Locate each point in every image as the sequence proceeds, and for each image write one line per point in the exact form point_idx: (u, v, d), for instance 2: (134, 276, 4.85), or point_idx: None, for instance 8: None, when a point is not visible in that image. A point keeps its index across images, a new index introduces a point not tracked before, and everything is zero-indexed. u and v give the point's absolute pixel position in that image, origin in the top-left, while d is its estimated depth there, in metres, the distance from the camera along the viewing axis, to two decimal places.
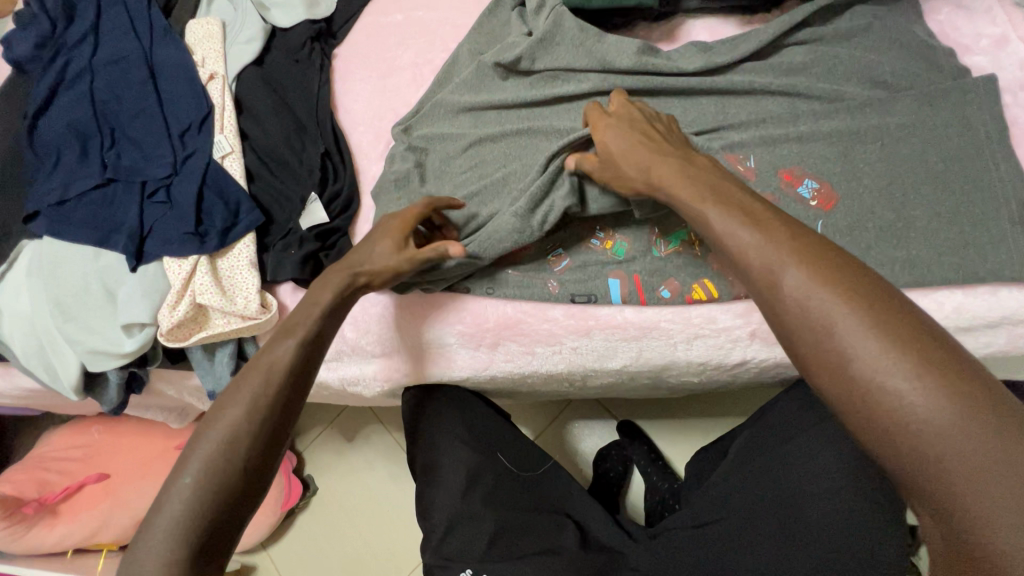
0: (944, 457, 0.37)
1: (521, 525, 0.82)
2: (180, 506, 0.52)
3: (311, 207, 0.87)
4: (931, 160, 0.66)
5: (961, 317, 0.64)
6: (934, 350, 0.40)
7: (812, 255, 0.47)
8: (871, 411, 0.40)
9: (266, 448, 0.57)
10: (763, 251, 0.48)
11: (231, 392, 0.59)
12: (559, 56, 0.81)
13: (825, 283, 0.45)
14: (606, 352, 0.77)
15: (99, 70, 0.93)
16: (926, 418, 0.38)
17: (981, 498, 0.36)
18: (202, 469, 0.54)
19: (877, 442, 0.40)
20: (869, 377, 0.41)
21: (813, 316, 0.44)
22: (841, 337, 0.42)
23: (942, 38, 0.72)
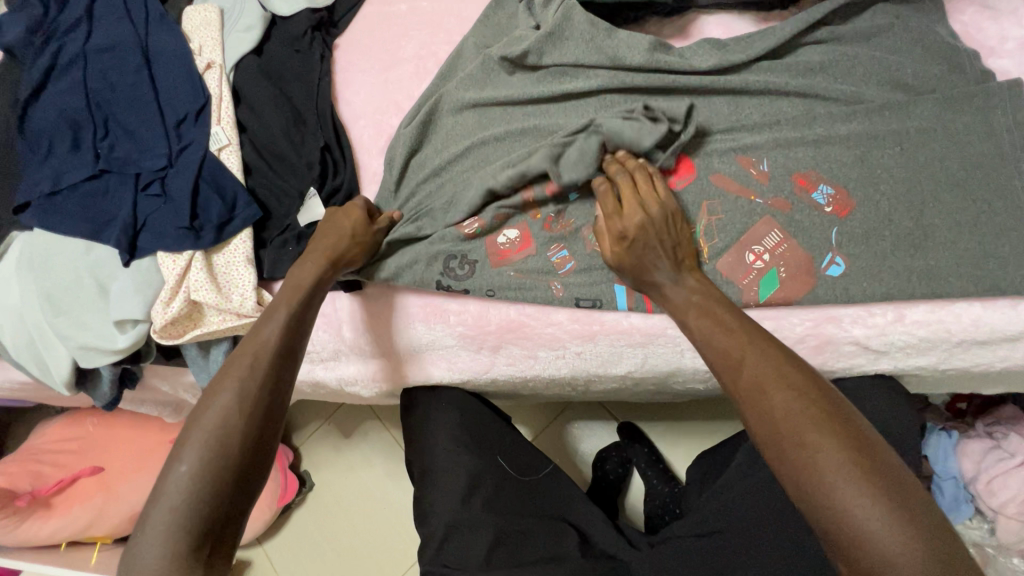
0: (842, 488, 0.43)
1: (522, 531, 0.80)
2: (178, 491, 0.51)
3: (309, 203, 0.85)
4: (952, 168, 0.64)
5: (978, 330, 0.62)
6: (858, 437, 0.46)
7: (765, 348, 0.54)
8: (802, 482, 0.45)
9: (261, 433, 0.57)
10: (728, 340, 0.55)
11: (219, 381, 0.59)
12: (567, 52, 0.78)
13: (773, 372, 0.51)
14: (611, 357, 0.75)
15: (93, 57, 0.90)
16: (830, 459, 0.45)
17: (868, 527, 0.42)
18: (199, 455, 0.53)
19: (807, 509, 0.45)
20: (784, 419, 0.48)
21: (760, 398, 0.50)
22: (781, 419, 0.48)
23: (965, 39, 0.70)
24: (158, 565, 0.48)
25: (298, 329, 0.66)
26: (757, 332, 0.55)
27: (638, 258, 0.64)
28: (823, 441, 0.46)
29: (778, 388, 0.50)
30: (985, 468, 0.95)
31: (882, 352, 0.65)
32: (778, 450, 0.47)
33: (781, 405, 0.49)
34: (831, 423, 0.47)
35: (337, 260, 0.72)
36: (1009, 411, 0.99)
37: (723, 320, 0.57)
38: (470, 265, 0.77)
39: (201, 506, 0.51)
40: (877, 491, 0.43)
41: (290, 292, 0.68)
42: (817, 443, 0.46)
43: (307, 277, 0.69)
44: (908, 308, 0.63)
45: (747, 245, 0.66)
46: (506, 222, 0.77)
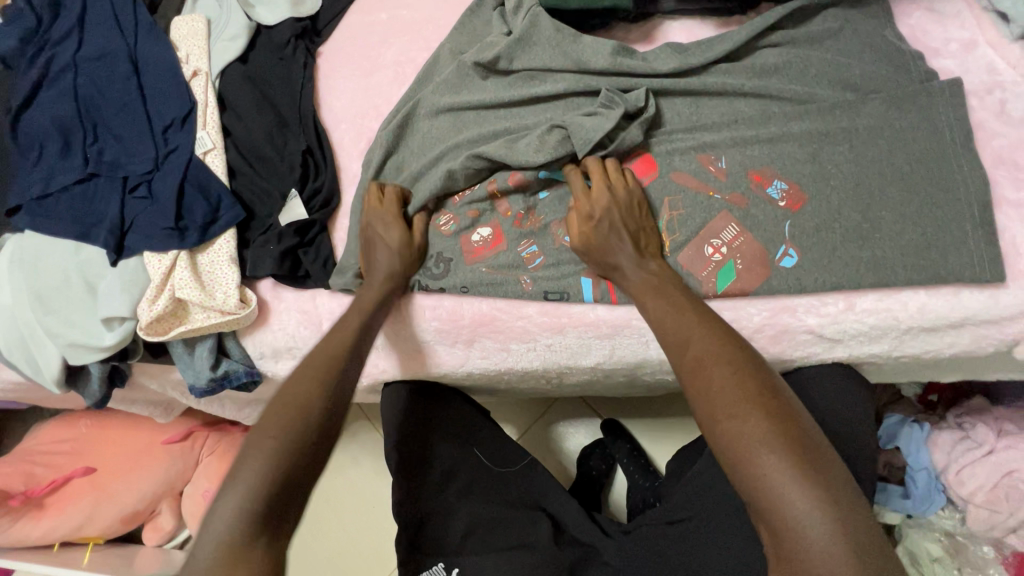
0: (763, 455, 0.48)
1: (496, 518, 0.83)
2: (260, 464, 0.59)
3: (291, 203, 0.88)
4: (897, 163, 0.67)
5: (924, 317, 0.64)
6: (783, 413, 0.51)
7: (710, 331, 0.58)
8: (728, 451, 0.50)
9: (333, 424, 0.65)
10: (678, 325, 0.60)
11: (302, 373, 0.68)
12: (534, 58, 0.81)
13: (715, 353, 0.56)
14: (580, 349, 0.78)
15: (83, 66, 0.93)
16: (752, 430, 0.50)
17: (781, 490, 0.46)
18: (277, 438, 0.61)
19: (732, 477, 0.50)
20: (718, 393, 0.53)
21: (699, 377, 0.55)
22: (716, 395, 0.53)
23: (912, 42, 0.73)
24: (232, 532, 0.56)
25: (366, 330, 0.73)
26: (703, 319, 0.60)
27: (601, 237, 0.68)
28: (750, 415, 0.51)
29: (714, 367, 0.55)
30: (956, 458, 0.96)
31: (836, 340, 0.68)
32: (711, 422, 0.52)
33: (718, 382, 0.53)
34: (758, 400, 0.52)
35: (394, 267, 0.77)
36: (978, 401, 1.01)
37: (679, 306, 0.61)
38: (446, 264, 0.80)
39: (278, 480, 0.59)
40: (794, 461, 0.48)
41: (357, 302, 0.75)
42: (743, 417, 0.51)
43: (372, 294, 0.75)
44: (857, 297, 0.66)
45: (706, 239, 0.69)
46: (479, 220, 0.80)
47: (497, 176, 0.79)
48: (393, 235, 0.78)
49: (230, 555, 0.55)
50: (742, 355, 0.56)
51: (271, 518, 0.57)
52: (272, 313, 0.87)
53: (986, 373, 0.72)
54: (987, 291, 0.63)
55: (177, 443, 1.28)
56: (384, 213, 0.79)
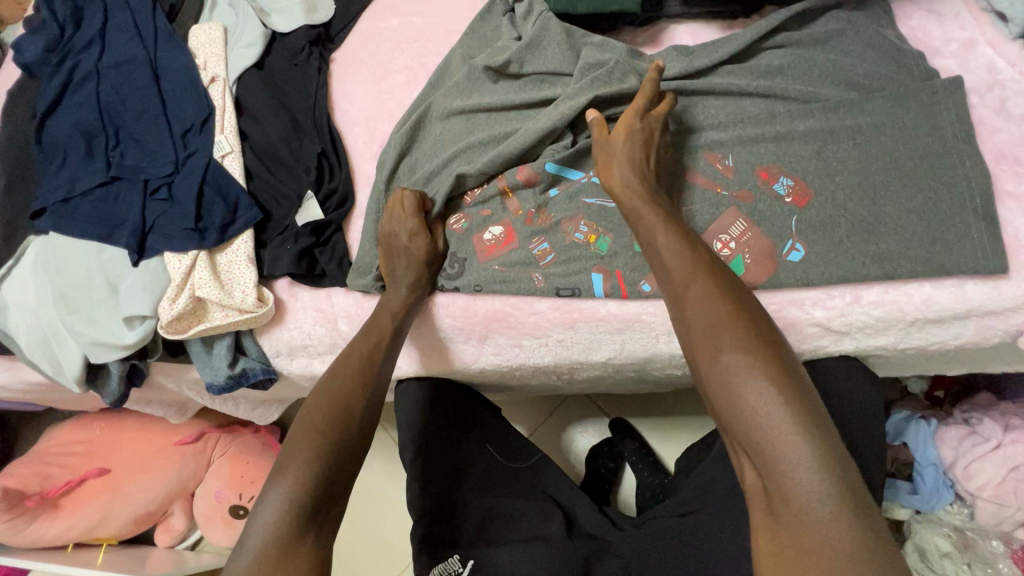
0: (746, 384, 0.51)
1: (509, 511, 0.85)
2: (308, 457, 0.63)
3: (307, 205, 0.91)
4: (900, 159, 0.68)
5: (929, 309, 0.66)
6: (776, 352, 0.53)
7: (709, 273, 0.59)
8: (721, 385, 0.53)
9: (371, 422, 0.71)
10: (677, 266, 0.61)
11: (338, 374, 0.73)
12: (544, 62, 0.84)
13: (714, 293, 0.58)
14: (591, 345, 0.79)
15: (105, 73, 0.96)
16: (737, 360, 0.52)
17: (761, 418, 0.49)
18: (321, 430, 0.66)
19: (722, 409, 0.53)
20: (706, 327, 0.56)
21: (696, 315, 0.57)
22: (713, 332, 0.55)
23: (913, 42, 0.75)
24: (280, 514, 0.59)
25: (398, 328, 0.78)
26: (704, 261, 0.61)
27: (625, 156, 0.69)
28: (735, 348, 0.53)
29: (711, 307, 0.57)
30: (962, 453, 0.96)
31: (843, 333, 0.69)
32: (698, 353, 0.56)
33: (705, 318, 0.56)
34: (754, 339, 0.54)
35: (421, 276, 0.79)
36: (984, 397, 1.02)
37: (679, 248, 0.62)
38: (460, 263, 0.82)
39: (323, 472, 0.63)
40: (785, 395, 0.50)
41: (385, 308, 0.78)
42: (737, 353, 0.53)
43: (399, 299, 0.78)
44: (862, 289, 0.67)
45: (714, 234, 0.71)
46: (491, 218, 0.83)
47: (504, 176, 0.82)
48: (418, 246, 0.80)
49: (280, 535, 0.58)
50: (740, 297, 0.58)
51: (318, 509, 0.61)
52: (288, 312, 0.89)
53: (990, 365, 0.74)
54: (992, 283, 0.64)
55: (190, 444, 1.29)
56: (406, 222, 0.80)
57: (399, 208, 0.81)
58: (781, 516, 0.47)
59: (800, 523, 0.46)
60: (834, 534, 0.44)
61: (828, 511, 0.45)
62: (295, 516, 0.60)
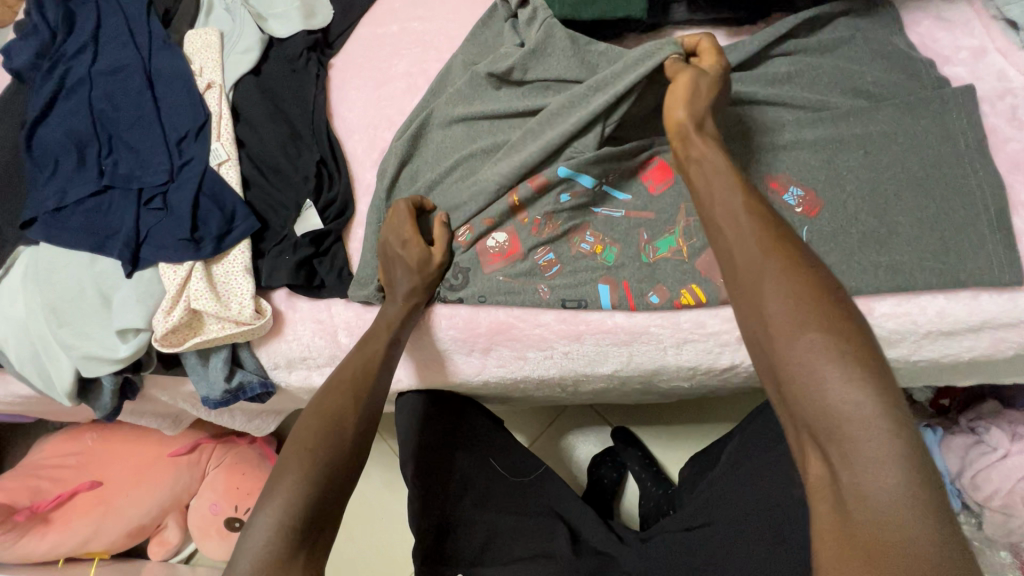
0: (827, 371, 0.45)
1: (514, 527, 0.83)
2: (299, 478, 0.61)
3: (306, 214, 0.89)
4: (912, 168, 0.67)
5: (943, 320, 0.65)
6: (857, 335, 0.47)
7: (780, 244, 0.52)
8: (797, 370, 0.46)
9: (365, 438, 0.69)
10: (741, 238, 0.54)
11: (334, 388, 0.71)
12: (548, 69, 0.83)
13: (788, 266, 0.51)
14: (597, 356, 0.78)
15: (98, 79, 0.94)
16: (818, 343, 0.46)
17: (842, 409, 0.44)
18: (315, 445, 0.64)
19: (795, 397, 0.46)
20: (779, 303, 0.49)
21: (769, 290, 0.50)
22: (788, 310, 0.48)
23: (922, 49, 0.75)
24: (270, 535, 0.58)
25: (397, 338, 0.75)
26: (770, 229, 0.53)
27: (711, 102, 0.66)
28: (813, 329, 0.47)
29: (784, 281, 0.50)
30: (970, 462, 0.96)
31: None
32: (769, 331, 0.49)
33: (778, 293, 0.49)
34: (836, 319, 0.47)
35: (420, 285, 0.77)
36: (991, 405, 1.00)
37: (743, 216, 0.55)
38: (463, 273, 0.80)
39: (315, 494, 0.61)
40: (872, 385, 0.44)
41: (382, 321, 0.76)
42: (817, 336, 0.47)
43: (396, 310, 0.76)
44: (875, 301, 0.66)
45: None
46: (495, 227, 0.80)
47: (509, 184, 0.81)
48: (415, 254, 0.77)
49: (269, 557, 0.57)
50: (817, 272, 0.51)
51: (310, 529, 0.60)
52: (287, 324, 0.87)
53: (1001, 376, 0.73)
54: (1006, 295, 0.63)
55: (184, 455, 1.27)
56: (401, 229, 0.78)
57: (395, 218, 0.80)
58: (856, 519, 0.42)
59: (879, 529, 0.41)
60: (919, 546, 0.40)
61: (911, 518, 0.40)
62: (285, 536, 0.58)
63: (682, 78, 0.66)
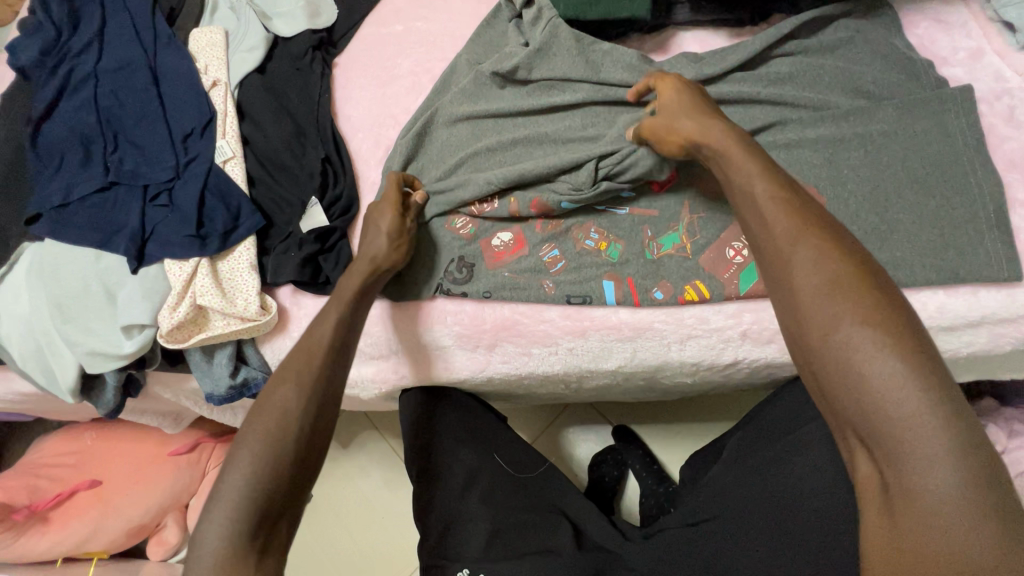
0: (869, 365, 0.45)
1: (519, 523, 0.83)
2: (243, 482, 0.58)
3: (311, 211, 0.90)
4: (912, 166, 0.69)
5: (943, 316, 0.66)
6: (902, 325, 0.46)
7: (816, 236, 0.52)
8: (839, 366, 0.47)
9: (314, 428, 0.64)
10: (775, 233, 0.53)
11: (278, 379, 0.65)
12: (552, 67, 0.84)
13: (826, 259, 0.50)
14: (601, 353, 0.78)
15: (103, 76, 0.94)
16: (858, 337, 0.46)
17: (888, 405, 0.44)
18: (259, 442, 0.60)
19: (839, 394, 0.47)
20: (816, 297, 0.49)
21: (806, 286, 0.50)
22: (827, 306, 0.48)
23: (921, 50, 0.76)
24: (219, 539, 0.56)
25: (351, 326, 0.71)
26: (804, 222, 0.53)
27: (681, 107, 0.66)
28: (854, 323, 0.47)
29: (819, 273, 0.50)
30: None
31: None
32: (808, 325, 0.49)
33: (816, 286, 0.49)
34: (880, 312, 0.47)
35: (379, 262, 0.75)
36: (988, 402, 1.00)
37: (770, 208, 0.54)
38: (467, 268, 0.81)
39: (263, 493, 0.58)
40: (917, 378, 0.44)
41: (333, 302, 0.72)
42: (858, 329, 0.47)
43: (351, 286, 0.73)
44: None
45: (727, 242, 0.74)
46: (499, 225, 0.82)
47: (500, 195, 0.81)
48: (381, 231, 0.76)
49: (220, 561, 0.55)
50: (858, 263, 0.50)
51: (262, 528, 0.58)
52: (292, 320, 0.88)
53: (999, 371, 0.74)
54: (1004, 290, 0.64)
55: (185, 454, 1.26)
56: (376, 208, 0.79)
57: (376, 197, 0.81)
58: (906, 518, 0.42)
59: (928, 529, 0.41)
60: (969, 543, 0.40)
61: (960, 515, 0.40)
62: (235, 538, 0.56)
63: (641, 133, 0.71)
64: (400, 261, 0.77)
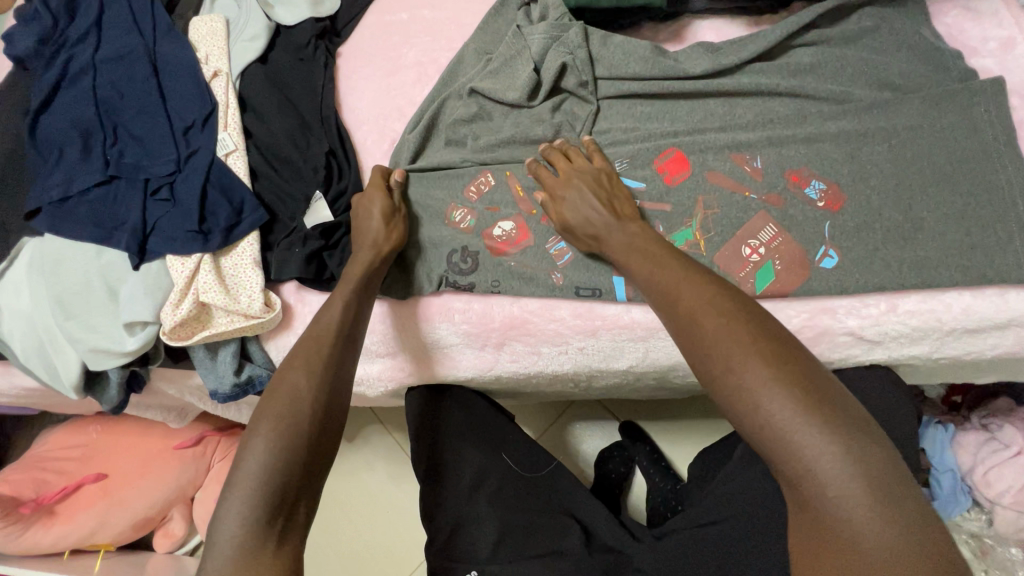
0: (763, 399, 0.48)
1: (527, 524, 0.82)
2: (257, 466, 0.56)
3: (316, 205, 0.87)
4: (939, 162, 0.66)
5: (968, 318, 0.63)
6: (786, 357, 0.50)
7: (698, 280, 0.57)
8: (730, 398, 0.50)
9: (327, 410, 0.63)
10: (672, 284, 0.58)
11: (287, 367, 0.64)
12: (558, 55, 0.80)
13: (708, 303, 0.54)
14: (613, 352, 0.77)
15: (102, 67, 0.92)
16: (750, 376, 0.49)
17: (785, 430, 0.46)
18: (272, 426, 0.59)
19: (745, 427, 0.49)
20: (711, 341, 0.52)
21: (696, 335, 0.53)
22: (713, 347, 0.51)
23: (949, 40, 0.73)
24: (239, 526, 0.54)
25: (357, 313, 0.71)
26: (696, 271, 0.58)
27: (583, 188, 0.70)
28: (748, 361, 0.49)
29: (714, 317, 0.53)
30: (982, 459, 0.94)
31: (876, 342, 0.67)
32: (708, 369, 0.52)
33: (711, 331, 0.52)
34: (764, 348, 0.50)
35: (380, 244, 0.75)
36: (1005, 402, 0.98)
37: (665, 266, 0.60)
38: (472, 258, 0.78)
39: (279, 478, 0.56)
40: (804, 403, 0.47)
41: (341, 289, 0.71)
42: (752, 366, 0.49)
43: (357, 271, 0.73)
44: (900, 297, 0.65)
45: (743, 239, 0.69)
46: (501, 215, 0.79)
47: (494, 169, 0.81)
48: (376, 213, 0.77)
49: (241, 549, 0.53)
50: (741, 307, 0.54)
51: (281, 514, 0.56)
52: (296, 316, 0.86)
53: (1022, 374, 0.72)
54: None
55: (190, 448, 1.26)
56: (364, 196, 0.79)
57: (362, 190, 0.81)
58: (817, 524, 0.45)
59: (838, 535, 0.44)
60: (874, 539, 0.43)
61: (864, 514, 0.43)
62: (255, 523, 0.54)
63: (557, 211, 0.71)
64: (401, 237, 0.77)
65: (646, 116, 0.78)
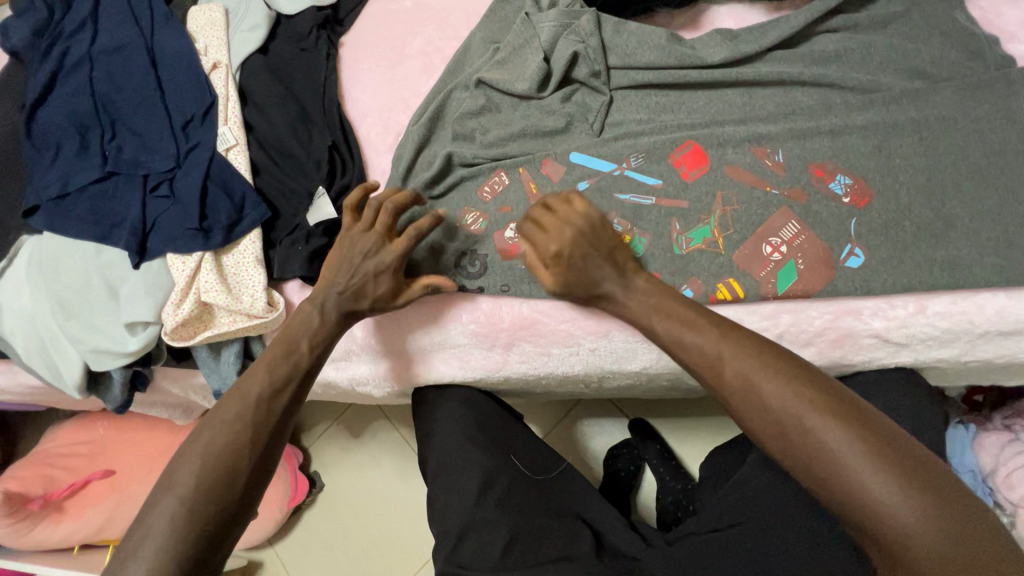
0: (848, 464, 0.46)
1: (538, 529, 0.78)
2: (154, 551, 0.52)
3: (318, 202, 0.84)
4: (972, 156, 0.64)
5: (1003, 320, 0.60)
6: (858, 415, 0.49)
7: (740, 339, 0.55)
8: (816, 468, 0.48)
9: (256, 470, 0.59)
10: (714, 344, 0.56)
11: (217, 414, 0.61)
12: (569, 44, 0.77)
13: (759, 365, 0.53)
14: (626, 354, 0.74)
15: (99, 59, 0.89)
16: (831, 442, 0.47)
17: (876, 498, 0.45)
18: (189, 484, 0.56)
19: (832, 496, 0.47)
20: (776, 406, 0.50)
21: (759, 401, 0.51)
22: (781, 414, 0.50)
23: (984, 24, 0.69)
24: None
25: (314, 360, 0.67)
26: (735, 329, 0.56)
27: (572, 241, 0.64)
28: (824, 424, 0.48)
29: (774, 380, 0.51)
30: (1005, 460, 0.89)
31: (903, 345, 0.64)
32: (780, 435, 0.50)
33: (774, 396, 0.51)
34: (833, 408, 0.49)
35: (359, 292, 0.69)
36: None
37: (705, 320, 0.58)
38: (481, 261, 0.76)
39: (185, 545, 0.53)
40: (890, 466, 0.46)
41: (305, 328, 0.68)
42: (829, 429, 0.48)
43: (334, 305, 0.69)
44: (930, 298, 0.62)
45: (765, 236, 0.66)
46: (512, 215, 0.76)
47: (506, 167, 0.78)
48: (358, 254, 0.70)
49: None
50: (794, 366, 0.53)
51: None
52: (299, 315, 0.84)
53: None
54: None
55: None
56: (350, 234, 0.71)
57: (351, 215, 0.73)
58: None
59: None
60: None
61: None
62: None
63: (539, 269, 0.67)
64: (384, 286, 0.69)
65: (663, 105, 0.75)
